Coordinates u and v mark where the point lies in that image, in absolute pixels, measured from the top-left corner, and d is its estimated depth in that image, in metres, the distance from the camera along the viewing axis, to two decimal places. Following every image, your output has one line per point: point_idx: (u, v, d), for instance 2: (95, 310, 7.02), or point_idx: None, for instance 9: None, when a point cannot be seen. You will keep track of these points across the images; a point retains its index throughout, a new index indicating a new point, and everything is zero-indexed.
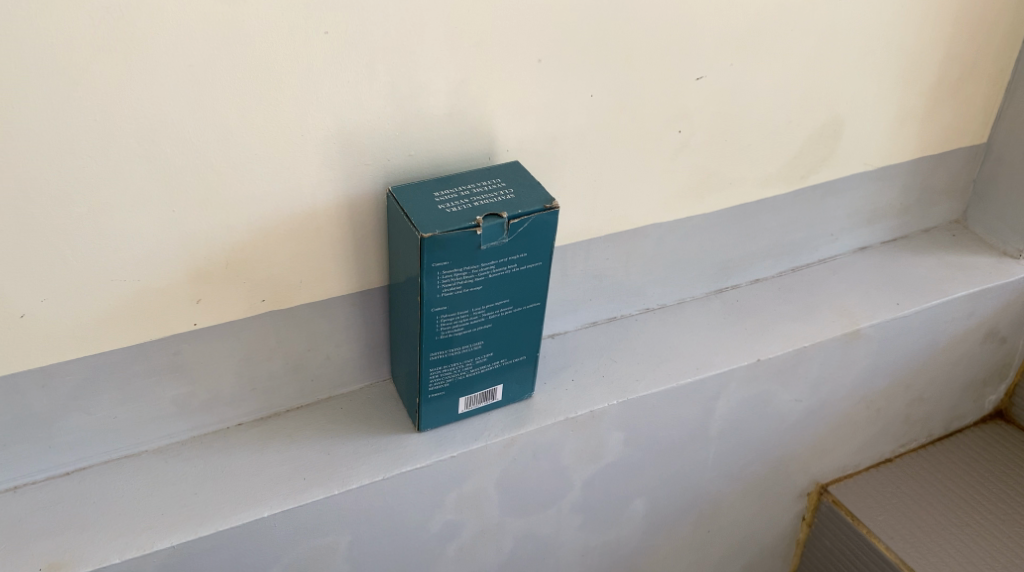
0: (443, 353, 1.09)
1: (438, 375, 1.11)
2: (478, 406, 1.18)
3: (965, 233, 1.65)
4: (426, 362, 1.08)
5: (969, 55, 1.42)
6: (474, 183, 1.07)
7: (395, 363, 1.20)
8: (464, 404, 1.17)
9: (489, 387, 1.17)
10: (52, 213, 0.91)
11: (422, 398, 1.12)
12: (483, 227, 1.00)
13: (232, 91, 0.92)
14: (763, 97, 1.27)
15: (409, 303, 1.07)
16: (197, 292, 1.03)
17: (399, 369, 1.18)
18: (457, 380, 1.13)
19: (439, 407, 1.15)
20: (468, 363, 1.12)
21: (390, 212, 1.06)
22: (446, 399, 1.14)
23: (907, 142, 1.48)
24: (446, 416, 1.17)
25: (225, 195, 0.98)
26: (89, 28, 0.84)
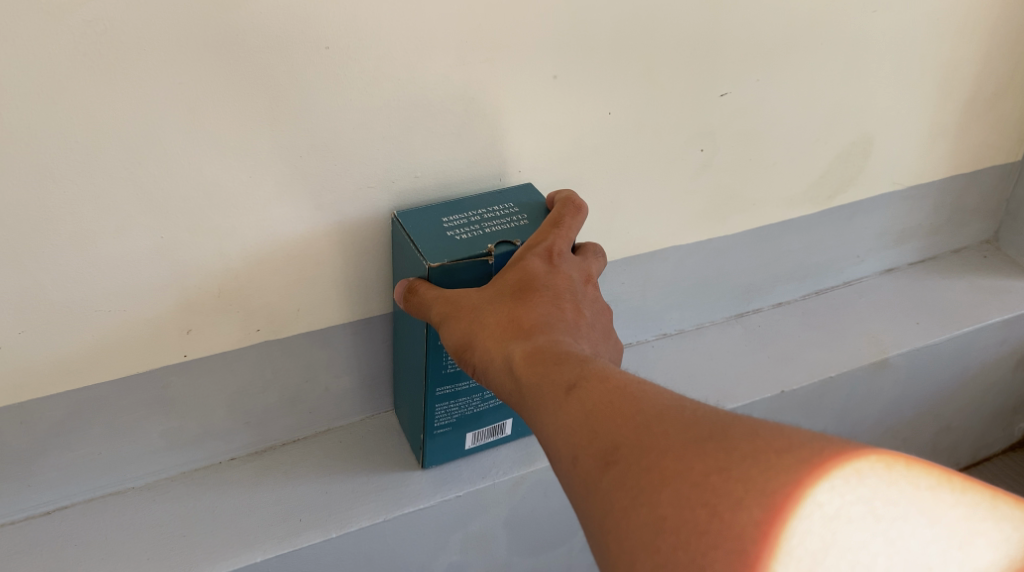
0: (450, 388, 1.02)
1: (444, 411, 1.04)
2: (486, 441, 1.12)
3: (996, 255, 1.58)
4: (432, 399, 1.02)
5: (1006, 70, 1.35)
6: (485, 207, 1.00)
7: (399, 399, 1.13)
8: (473, 440, 1.10)
9: (498, 422, 1.10)
10: (29, 241, 0.85)
11: (427, 434, 1.05)
12: (494, 256, 0.93)
13: (224, 110, 0.86)
14: (790, 113, 1.20)
15: (414, 336, 1.00)
16: (187, 322, 0.96)
17: (403, 404, 1.12)
18: (464, 415, 1.06)
19: (445, 445, 1.08)
20: (476, 399, 1.05)
21: (396, 241, 0.99)
22: (452, 435, 1.08)
23: (940, 161, 1.40)
24: (453, 452, 1.10)
25: (217, 220, 0.92)
26: (68, 44, 0.78)
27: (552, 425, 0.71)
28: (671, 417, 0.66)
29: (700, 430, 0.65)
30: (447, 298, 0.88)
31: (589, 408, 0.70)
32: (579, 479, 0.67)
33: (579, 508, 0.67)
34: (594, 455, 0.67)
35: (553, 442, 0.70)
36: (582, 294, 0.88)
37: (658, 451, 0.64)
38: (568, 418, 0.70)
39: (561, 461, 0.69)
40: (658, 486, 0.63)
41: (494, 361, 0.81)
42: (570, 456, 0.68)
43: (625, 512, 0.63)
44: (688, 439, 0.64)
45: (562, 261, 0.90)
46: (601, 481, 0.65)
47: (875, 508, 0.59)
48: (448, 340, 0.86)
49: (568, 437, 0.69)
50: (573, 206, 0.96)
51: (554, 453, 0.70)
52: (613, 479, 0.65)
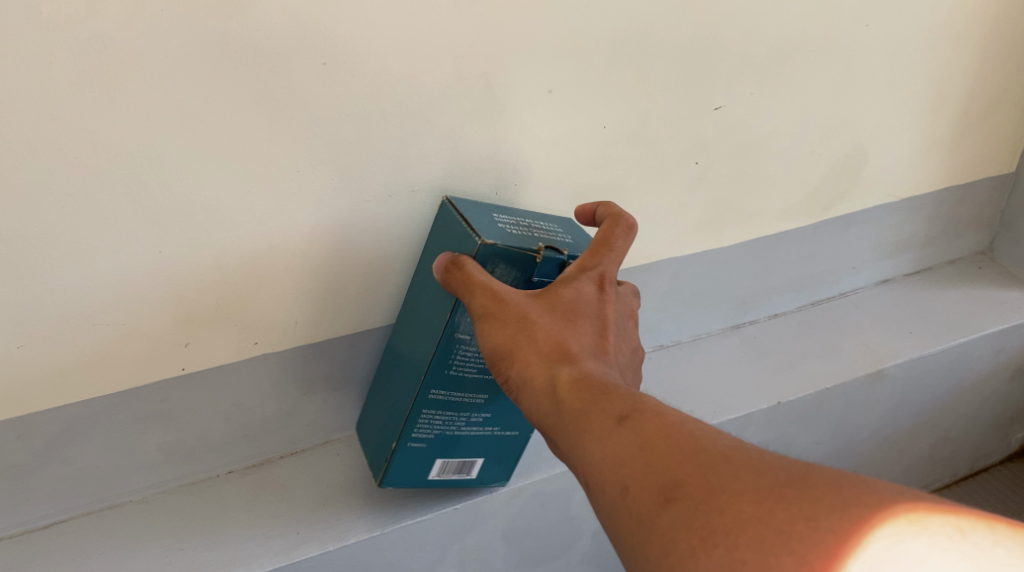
0: (444, 394, 0.99)
1: (430, 421, 1.00)
2: (450, 478, 1.06)
3: (991, 265, 1.58)
4: (424, 401, 0.98)
5: (997, 83, 1.36)
6: (531, 218, 1.01)
7: (372, 422, 1.08)
8: (440, 472, 1.05)
9: (469, 459, 1.05)
10: (28, 256, 0.85)
11: (401, 441, 1.00)
12: (542, 257, 0.93)
13: (223, 126, 0.87)
14: (784, 127, 1.21)
15: (427, 333, 0.98)
16: (185, 335, 0.97)
17: (377, 421, 1.07)
18: (443, 435, 1.02)
19: (414, 465, 1.03)
20: (462, 419, 1.02)
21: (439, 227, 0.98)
22: (422, 455, 1.02)
23: (933, 173, 1.41)
24: (414, 477, 1.04)
25: (216, 234, 0.92)
26: (69, 61, 0.79)
27: (609, 459, 0.73)
28: (739, 460, 0.68)
29: (767, 476, 0.67)
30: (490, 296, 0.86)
31: (646, 445, 0.72)
32: (635, 514, 0.69)
33: (624, 536, 0.70)
34: (657, 494, 0.69)
35: (608, 476, 0.72)
36: (622, 327, 0.89)
37: (727, 495, 0.66)
38: (633, 456, 0.71)
39: (613, 494, 0.71)
40: (723, 527, 0.65)
41: (536, 381, 0.81)
42: (625, 490, 0.71)
43: (682, 546, 0.66)
44: (756, 484, 0.66)
45: (612, 286, 0.89)
46: (662, 518, 0.67)
47: (982, 566, 0.59)
48: (486, 345, 0.85)
49: (630, 475, 0.71)
50: (625, 222, 0.92)
51: (607, 485, 0.72)
52: (675, 519, 0.67)
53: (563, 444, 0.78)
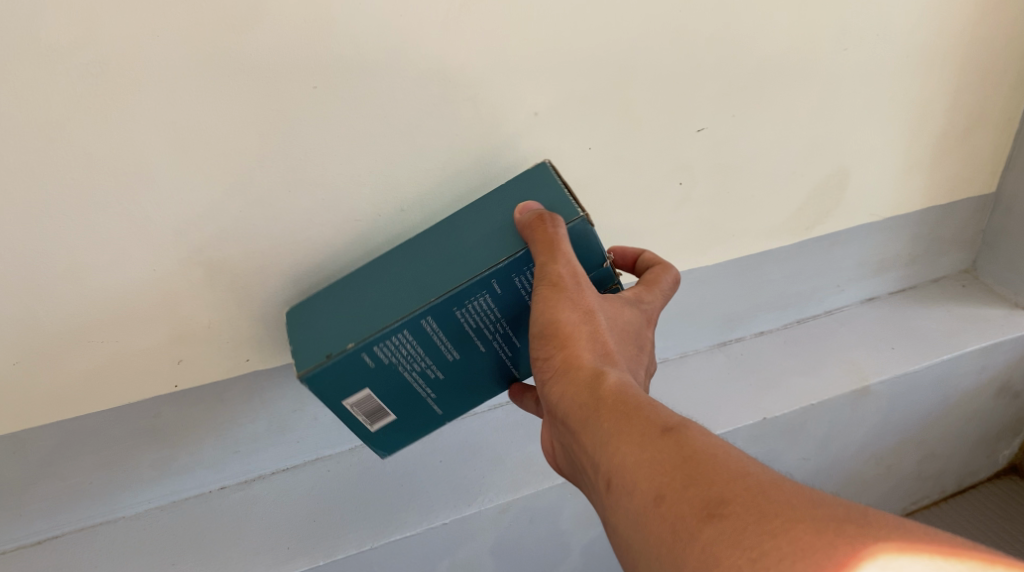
0: (432, 329, 0.94)
1: (398, 346, 0.93)
2: (351, 416, 0.97)
3: (974, 284, 1.60)
4: (413, 325, 0.93)
5: (979, 104, 1.34)
6: None
7: (312, 314, 0.98)
8: (354, 406, 0.96)
9: (383, 409, 0.98)
10: (27, 275, 0.90)
11: (363, 341, 0.92)
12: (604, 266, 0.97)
13: (213, 148, 0.90)
14: (767, 148, 1.22)
15: (452, 268, 0.94)
16: (178, 353, 0.99)
17: (328, 314, 0.97)
18: (391, 366, 0.95)
19: (345, 378, 0.94)
20: (417, 365, 0.96)
21: (514, 187, 0.99)
22: (359, 372, 0.94)
23: (918, 192, 1.41)
24: (333, 390, 0.94)
25: (207, 253, 0.95)
26: (65, 86, 0.83)
27: (650, 463, 0.78)
28: (786, 491, 0.74)
29: (808, 507, 0.73)
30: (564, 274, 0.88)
31: (690, 459, 0.77)
32: (677, 521, 0.75)
33: (644, 529, 0.77)
34: (696, 504, 0.75)
35: (645, 476, 0.78)
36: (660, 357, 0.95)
37: (767, 518, 0.73)
38: (685, 470, 0.77)
39: (654, 499, 0.77)
40: (753, 546, 0.72)
41: (583, 376, 0.86)
42: (660, 493, 0.77)
43: (703, 551, 0.73)
44: (797, 513, 0.73)
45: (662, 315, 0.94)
46: (704, 531, 0.73)
47: None
48: (543, 320, 0.89)
49: (679, 487, 0.76)
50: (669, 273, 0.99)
51: (642, 485, 0.78)
52: (717, 533, 0.73)
53: (594, 434, 0.82)
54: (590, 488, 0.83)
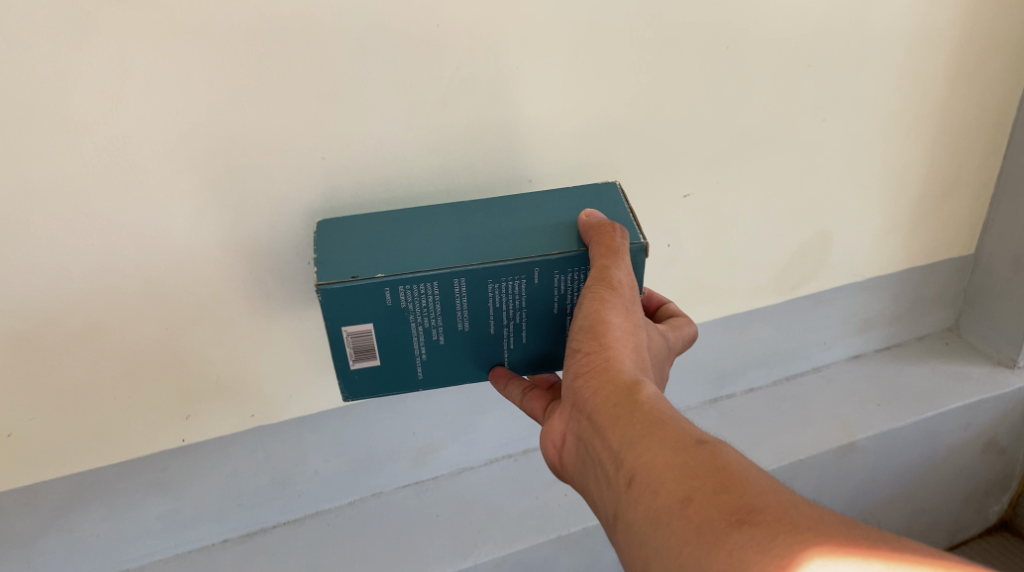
0: (460, 290, 0.92)
1: (421, 293, 0.92)
2: (340, 350, 0.94)
3: (958, 341, 1.64)
4: (446, 280, 0.91)
5: (954, 171, 1.40)
6: None
7: (357, 230, 0.97)
8: (348, 334, 0.93)
9: (374, 351, 0.95)
10: (46, 335, 0.95)
11: (392, 277, 0.90)
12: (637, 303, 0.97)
13: (227, 214, 0.95)
14: (751, 212, 1.28)
15: (502, 243, 0.94)
16: (187, 409, 1.05)
17: (369, 240, 0.95)
18: (403, 311, 0.93)
19: (352, 306, 0.92)
20: (429, 318, 0.94)
21: (582, 193, 1.01)
22: (373, 307, 0.92)
23: (898, 254, 1.47)
24: (338, 316, 0.92)
25: (217, 312, 1.00)
26: (92, 159, 0.89)
27: (682, 466, 0.77)
28: (816, 510, 0.73)
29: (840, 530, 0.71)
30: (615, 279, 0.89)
31: (723, 469, 0.77)
32: (703, 524, 0.74)
33: (665, 529, 0.76)
34: (726, 510, 0.74)
35: (674, 477, 0.77)
36: None
37: (799, 531, 0.71)
38: (717, 477, 0.76)
39: (678, 501, 0.76)
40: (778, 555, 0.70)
41: (616, 379, 0.86)
42: (688, 496, 0.76)
43: (723, 554, 0.72)
44: (829, 532, 0.71)
45: None
46: (729, 536, 0.72)
47: None
48: (584, 319, 0.89)
49: (708, 491, 0.75)
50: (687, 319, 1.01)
51: (670, 485, 0.77)
52: (741, 540, 0.72)
53: (624, 432, 0.82)
54: (607, 484, 0.82)
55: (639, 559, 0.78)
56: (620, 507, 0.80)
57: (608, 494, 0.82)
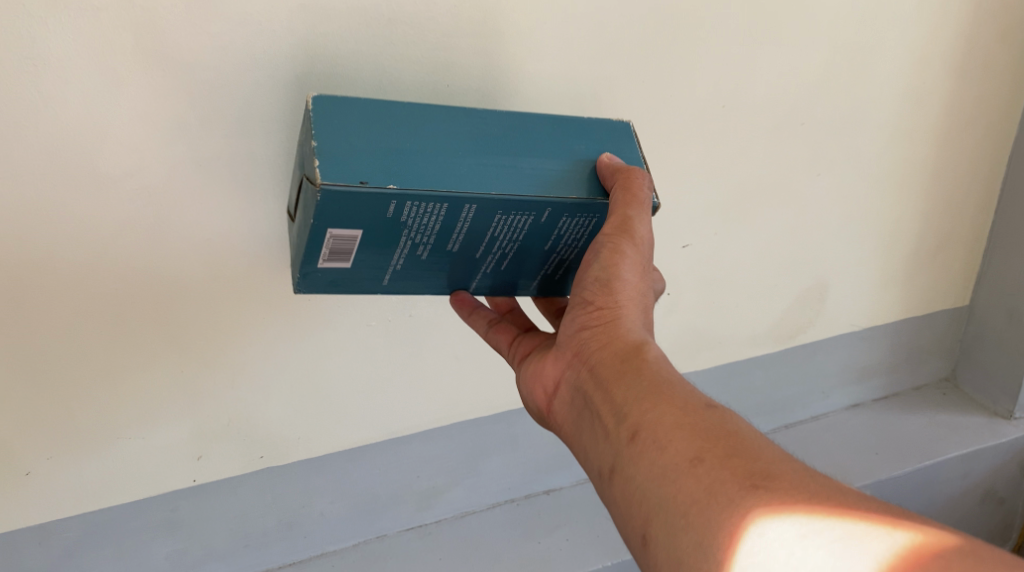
0: (465, 216, 0.85)
1: (426, 211, 0.83)
2: (316, 250, 0.85)
3: (955, 391, 1.67)
4: (457, 204, 0.83)
5: (947, 225, 1.45)
6: None
7: (357, 116, 0.84)
8: (332, 237, 0.84)
9: (350, 254, 0.87)
10: (67, 377, 0.98)
11: (401, 192, 0.81)
12: None
13: (244, 261, 0.99)
14: (749, 262, 1.32)
15: (519, 171, 0.86)
16: (199, 449, 1.08)
17: (372, 134, 0.84)
18: (398, 223, 0.84)
19: (345, 212, 0.82)
20: (421, 233, 0.86)
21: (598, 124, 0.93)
22: (367, 214, 0.83)
23: (894, 305, 1.51)
24: (327, 218, 0.82)
25: (231, 355, 1.04)
26: (119, 208, 0.92)
27: (692, 428, 0.77)
28: (827, 482, 0.72)
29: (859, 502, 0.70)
30: (637, 232, 0.85)
31: (732, 436, 0.76)
32: (708, 485, 0.73)
33: (668, 486, 0.75)
34: (738, 473, 0.73)
35: (682, 438, 0.76)
36: None
37: (812, 501, 0.70)
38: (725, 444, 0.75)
39: (685, 460, 0.75)
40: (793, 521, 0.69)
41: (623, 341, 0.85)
42: (698, 456, 0.75)
43: (733, 517, 0.71)
44: (847, 502, 0.70)
45: None
46: (736, 499, 0.71)
47: None
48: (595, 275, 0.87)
49: (716, 455, 0.75)
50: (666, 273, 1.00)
51: (680, 444, 0.76)
52: (748, 503, 0.71)
53: (630, 388, 0.81)
54: (607, 436, 0.82)
55: (637, 511, 0.77)
56: (620, 462, 0.80)
57: (607, 446, 0.81)
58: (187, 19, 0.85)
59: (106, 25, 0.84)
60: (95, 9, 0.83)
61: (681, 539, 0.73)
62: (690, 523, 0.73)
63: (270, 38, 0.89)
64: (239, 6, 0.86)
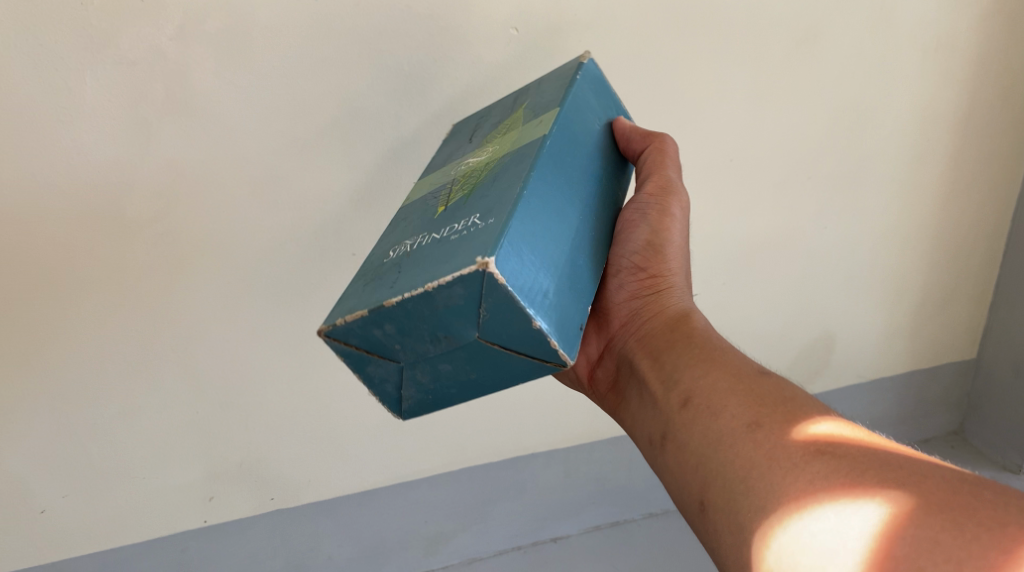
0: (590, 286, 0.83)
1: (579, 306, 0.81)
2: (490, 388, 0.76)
3: (964, 445, 1.65)
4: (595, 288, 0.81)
5: (950, 277, 1.46)
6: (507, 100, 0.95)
7: (531, 252, 0.72)
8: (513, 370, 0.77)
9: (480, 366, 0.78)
10: (84, 415, 1.01)
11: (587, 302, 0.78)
12: None
13: (262, 303, 1.01)
14: (756, 312, 1.33)
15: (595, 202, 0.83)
16: (210, 490, 1.09)
17: (548, 269, 0.73)
18: None
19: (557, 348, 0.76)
20: None
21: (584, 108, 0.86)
22: None
23: (899, 356, 1.52)
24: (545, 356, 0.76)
25: (245, 397, 1.06)
26: (142, 252, 0.94)
27: (746, 392, 0.79)
28: (894, 448, 0.71)
29: (930, 465, 0.68)
30: (676, 199, 0.89)
31: (788, 401, 0.78)
32: (765, 448, 0.74)
33: (727, 449, 0.76)
34: (798, 437, 0.74)
35: (738, 403, 0.78)
36: None
37: (884, 468, 0.68)
38: (778, 411, 0.77)
39: (740, 426, 0.77)
40: (859, 484, 0.68)
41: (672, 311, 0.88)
42: (756, 421, 0.76)
43: (796, 479, 0.71)
44: (916, 468, 0.68)
45: None
46: (796, 461, 0.72)
47: None
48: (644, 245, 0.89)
49: (771, 417, 0.76)
50: None
51: (735, 409, 0.78)
52: (810, 466, 0.71)
53: (682, 357, 0.84)
54: (658, 403, 0.83)
55: (694, 479, 0.77)
56: (673, 427, 0.81)
57: (658, 414, 0.83)
58: (214, 72, 0.89)
59: (138, 76, 0.87)
60: (129, 62, 0.87)
61: (741, 503, 0.73)
62: (751, 487, 0.73)
63: (293, 90, 0.92)
64: (264, 60, 0.90)
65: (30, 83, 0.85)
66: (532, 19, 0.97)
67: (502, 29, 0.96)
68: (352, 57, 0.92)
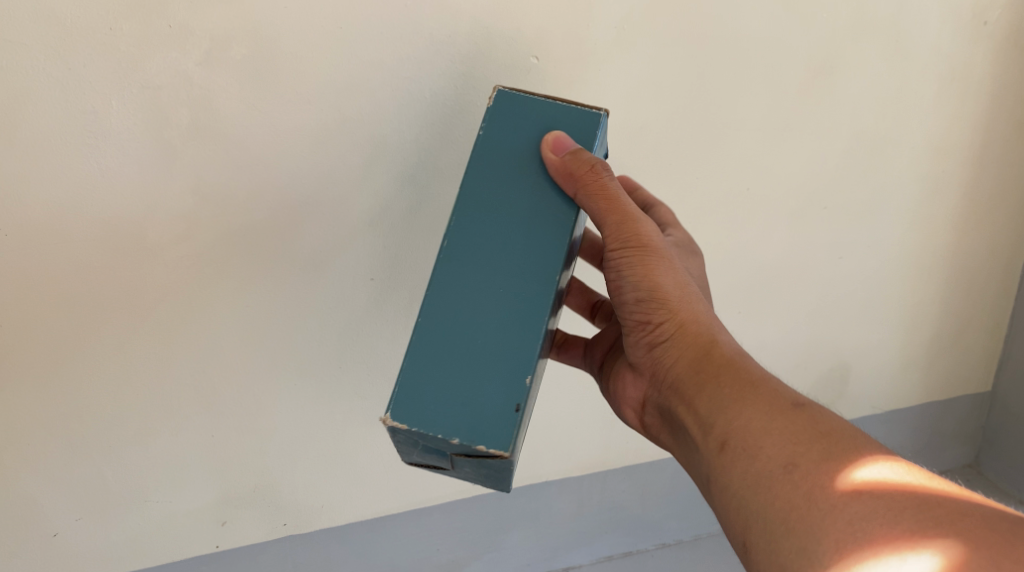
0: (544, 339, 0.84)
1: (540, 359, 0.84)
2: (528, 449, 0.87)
3: (979, 478, 1.65)
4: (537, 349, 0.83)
5: (967, 310, 1.46)
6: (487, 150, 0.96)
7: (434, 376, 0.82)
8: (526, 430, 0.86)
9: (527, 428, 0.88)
10: (100, 440, 1.00)
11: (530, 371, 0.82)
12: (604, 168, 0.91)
13: (278, 329, 1.01)
14: (771, 343, 1.33)
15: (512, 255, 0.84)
16: (222, 515, 1.10)
17: (453, 372, 0.82)
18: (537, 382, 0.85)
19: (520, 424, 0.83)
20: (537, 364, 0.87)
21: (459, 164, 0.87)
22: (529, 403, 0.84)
23: (914, 388, 1.51)
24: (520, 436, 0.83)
25: (259, 422, 1.05)
26: (160, 277, 0.95)
27: (781, 431, 0.79)
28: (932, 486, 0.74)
29: (970, 507, 0.72)
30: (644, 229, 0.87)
31: (826, 436, 0.78)
32: (796, 495, 0.76)
33: (768, 491, 0.77)
34: (838, 479, 0.75)
35: (774, 443, 0.79)
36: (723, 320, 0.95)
37: (922, 510, 0.72)
38: (810, 454, 0.77)
39: (774, 469, 0.78)
40: (899, 528, 0.71)
41: (688, 349, 0.87)
42: (792, 462, 0.77)
43: (837, 521, 0.73)
44: (954, 508, 0.71)
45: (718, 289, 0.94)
46: (833, 506, 0.74)
47: None
48: (642, 288, 0.88)
49: (796, 461, 0.77)
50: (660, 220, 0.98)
51: (770, 451, 0.79)
52: (848, 510, 0.73)
53: (710, 402, 0.84)
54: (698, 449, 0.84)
55: (737, 523, 0.79)
56: (713, 471, 0.82)
57: (699, 461, 0.84)
58: (239, 98, 0.90)
59: (163, 101, 0.88)
60: (154, 87, 0.87)
61: (783, 546, 0.75)
62: (791, 530, 0.75)
63: (315, 118, 0.92)
64: (287, 87, 0.90)
65: (54, 108, 0.86)
66: (553, 48, 0.98)
67: (523, 56, 0.97)
68: (374, 84, 0.93)
